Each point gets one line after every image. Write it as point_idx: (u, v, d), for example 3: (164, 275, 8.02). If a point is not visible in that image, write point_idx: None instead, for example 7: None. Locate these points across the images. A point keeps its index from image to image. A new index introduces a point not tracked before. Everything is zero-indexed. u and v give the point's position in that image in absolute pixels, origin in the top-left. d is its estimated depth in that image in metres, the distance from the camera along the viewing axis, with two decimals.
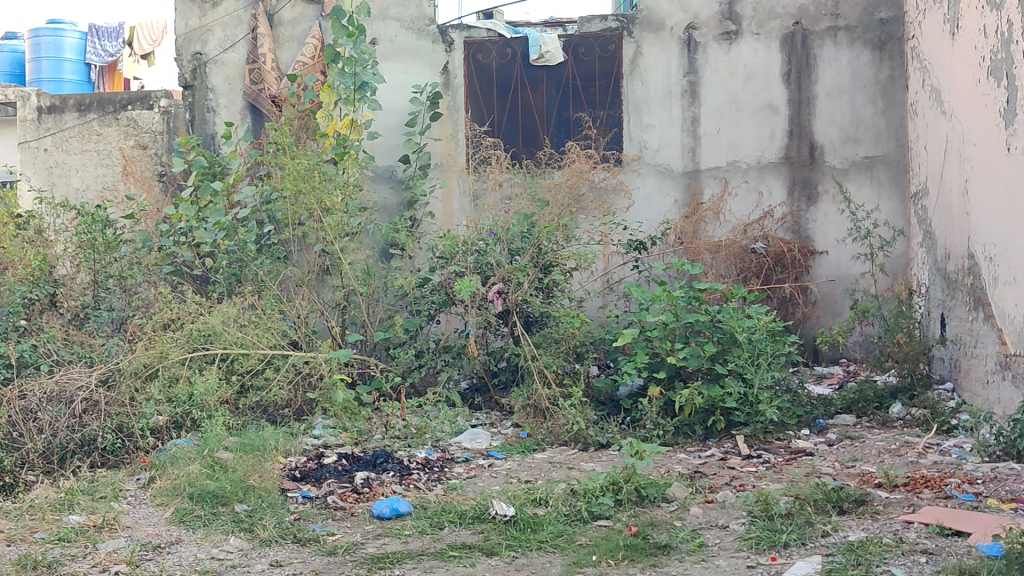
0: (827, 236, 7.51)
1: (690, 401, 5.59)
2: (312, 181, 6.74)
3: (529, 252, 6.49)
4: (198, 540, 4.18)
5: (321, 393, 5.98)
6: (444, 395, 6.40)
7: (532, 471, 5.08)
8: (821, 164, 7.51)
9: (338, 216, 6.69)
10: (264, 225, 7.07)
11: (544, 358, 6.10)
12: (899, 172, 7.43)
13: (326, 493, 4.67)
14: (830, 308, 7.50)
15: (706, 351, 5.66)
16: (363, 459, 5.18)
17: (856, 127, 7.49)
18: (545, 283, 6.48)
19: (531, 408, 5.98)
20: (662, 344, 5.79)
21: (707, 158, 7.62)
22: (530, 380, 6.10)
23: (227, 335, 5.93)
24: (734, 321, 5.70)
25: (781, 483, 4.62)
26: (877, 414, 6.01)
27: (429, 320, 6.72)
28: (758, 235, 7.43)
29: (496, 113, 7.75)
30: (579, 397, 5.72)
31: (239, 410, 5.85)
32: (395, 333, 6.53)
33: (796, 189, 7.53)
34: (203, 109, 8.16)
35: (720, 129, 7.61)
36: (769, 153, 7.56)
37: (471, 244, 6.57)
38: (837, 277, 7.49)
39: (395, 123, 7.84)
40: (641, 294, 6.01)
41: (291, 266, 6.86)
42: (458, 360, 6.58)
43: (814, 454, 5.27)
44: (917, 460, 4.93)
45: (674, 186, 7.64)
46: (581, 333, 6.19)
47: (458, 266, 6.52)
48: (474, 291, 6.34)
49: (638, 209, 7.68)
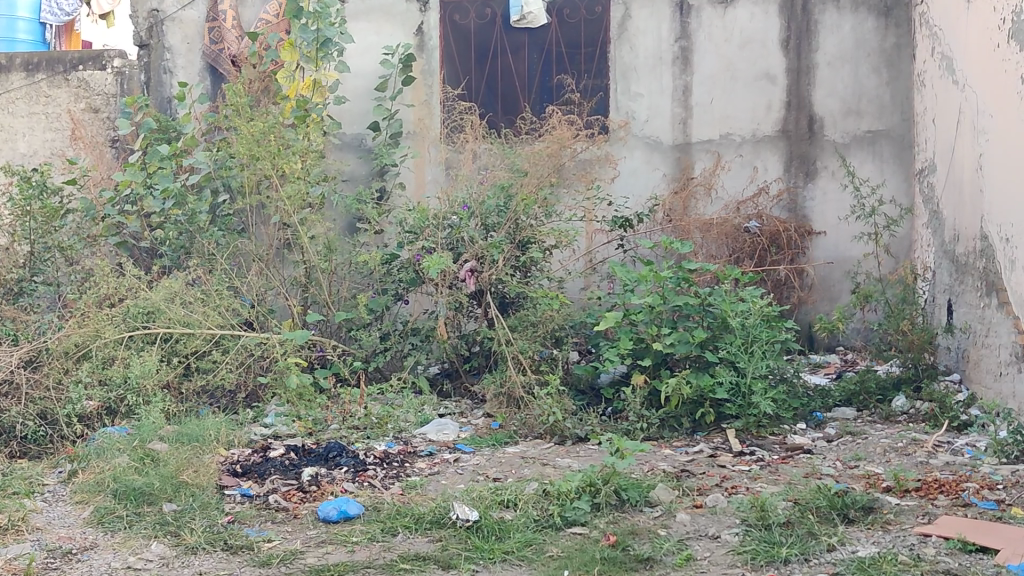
0: (826, 216, 7.02)
1: (678, 391, 5.09)
2: (269, 146, 6.19)
3: (506, 226, 5.97)
4: (115, 545, 3.67)
5: (274, 377, 5.49)
6: (410, 381, 5.88)
7: (502, 468, 4.58)
8: (820, 138, 7.02)
9: (298, 186, 6.16)
10: (219, 194, 6.53)
11: (520, 342, 5.59)
12: (904, 148, 6.94)
13: (268, 491, 4.17)
14: (828, 293, 7.00)
15: (695, 337, 5.16)
16: (315, 451, 4.67)
17: (858, 99, 6.99)
18: (522, 262, 5.98)
19: (504, 397, 5.46)
20: (648, 328, 5.31)
21: (699, 130, 7.11)
22: (503, 366, 5.60)
23: (170, 313, 5.40)
24: (727, 304, 5.21)
25: (779, 486, 4.13)
26: (879, 408, 5.55)
27: (396, 300, 6.20)
28: (751, 214, 6.95)
29: (474, 79, 7.23)
30: (557, 385, 5.21)
31: (183, 395, 5.36)
32: (358, 314, 6.02)
33: (794, 164, 7.04)
34: (159, 70, 7.62)
35: (713, 100, 7.10)
36: (766, 125, 7.06)
37: (442, 218, 6.05)
38: (836, 260, 7.01)
39: (366, 88, 7.29)
40: (625, 274, 5.51)
41: (248, 240, 6.32)
42: (426, 344, 6.06)
43: (813, 452, 4.78)
44: (927, 460, 4.46)
45: (663, 159, 7.14)
46: (560, 315, 5.70)
47: (428, 242, 6.00)
48: (445, 268, 5.83)
49: (625, 184, 7.16)
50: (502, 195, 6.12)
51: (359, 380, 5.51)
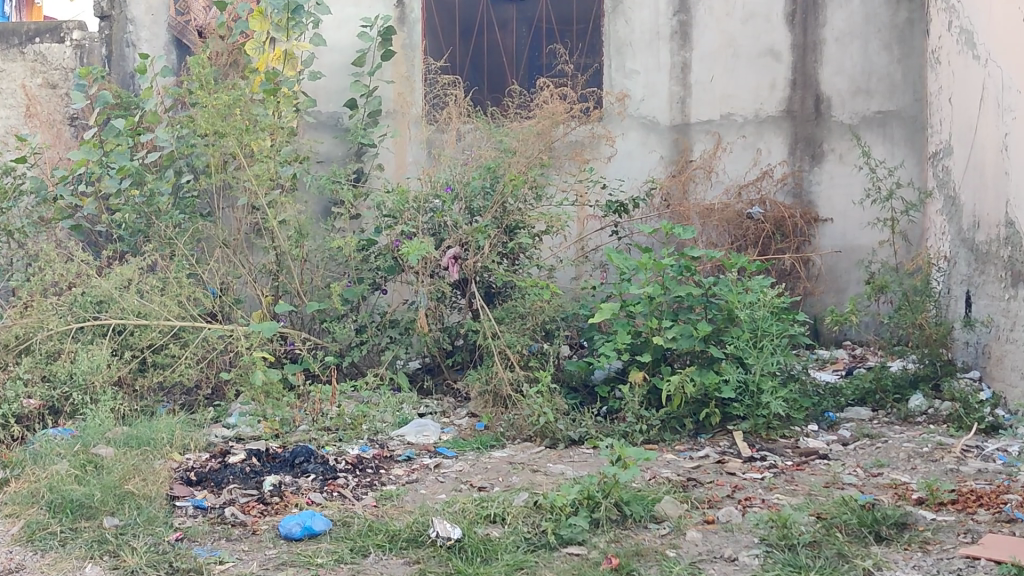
0: (832, 201, 6.59)
1: (680, 390, 4.64)
2: (234, 121, 5.69)
3: (492, 210, 5.51)
4: (44, 569, 3.21)
5: (239, 372, 5.04)
6: (388, 377, 5.41)
7: (488, 475, 4.13)
8: (827, 119, 6.59)
9: (266, 165, 5.66)
10: (182, 174, 6.04)
11: (507, 336, 5.13)
12: (917, 130, 6.52)
13: (225, 502, 3.72)
14: (834, 284, 6.58)
15: (699, 331, 4.73)
16: (280, 457, 4.22)
17: (868, 77, 6.56)
18: (510, 248, 5.54)
19: (490, 395, 5.01)
20: (647, 321, 4.87)
21: (698, 109, 6.67)
22: (489, 362, 5.14)
23: (123, 302, 4.94)
24: (735, 295, 4.77)
25: (798, 497, 3.69)
26: (896, 408, 5.13)
27: (373, 289, 5.73)
28: (754, 199, 6.52)
29: (459, 55, 6.77)
30: (547, 383, 4.76)
31: (138, 393, 4.92)
32: (332, 304, 5.56)
33: (799, 146, 6.61)
34: (122, 43, 7.02)
35: (713, 78, 6.66)
36: (769, 105, 6.63)
37: (424, 201, 5.59)
38: (844, 248, 6.58)
39: (343, 63, 6.80)
40: (622, 261, 5.06)
41: (213, 224, 5.83)
42: (406, 337, 5.58)
43: (829, 457, 4.35)
44: (958, 468, 4.03)
45: (660, 140, 6.69)
46: (551, 306, 5.25)
47: (407, 226, 5.52)
48: (426, 255, 5.36)
49: (619, 166, 6.71)
50: (489, 176, 5.65)
51: (331, 377, 5.05)
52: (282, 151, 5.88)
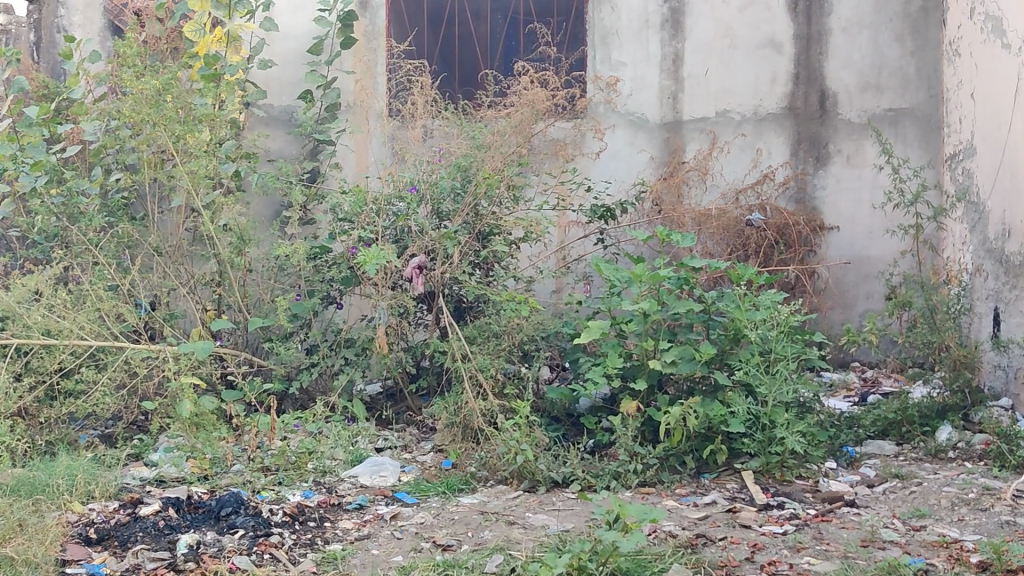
0: (839, 208, 5.98)
1: (681, 424, 3.97)
2: (166, 108, 4.96)
3: (462, 213, 4.84)
4: None
5: (164, 401, 4.35)
6: (341, 406, 4.71)
7: (455, 529, 3.44)
8: (833, 116, 5.97)
9: (203, 162, 4.95)
10: (110, 171, 5.32)
11: (479, 359, 4.44)
12: (931, 129, 5.93)
13: (127, 569, 3.01)
14: (840, 298, 5.96)
15: (702, 354, 4.07)
16: (205, 507, 3.51)
17: (878, 71, 5.95)
18: (483, 258, 4.87)
19: (458, 428, 4.31)
20: (641, 342, 4.19)
21: (691, 105, 6.03)
22: (457, 388, 4.45)
23: (28, 318, 4.24)
24: (744, 311, 4.10)
25: (832, 561, 3.03)
26: (924, 441, 4.49)
27: (326, 304, 5.03)
28: (754, 204, 5.87)
29: (426, 43, 6.11)
30: (525, 415, 4.07)
31: (45, 425, 4.26)
32: (277, 321, 4.85)
33: (802, 146, 5.99)
34: (53, 29, 6.17)
35: (708, 71, 6.02)
36: (770, 101, 5.99)
37: (384, 203, 4.90)
38: (852, 259, 5.96)
39: (298, 52, 6.09)
40: (612, 272, 4.38)
41: (144, 230, 5.11)
42: (363, 358, 4.84)
43: (858, 506, 3.70)
44: (1015, 521, 3.40)
45: (649, 139, 6.04)
46: (530, 323, 4.58)
47: (366, 232, 4.82)
48: (386, 264, 4.65)
49: (604, 167, 6.05)
50: (459, 176, 5.01)
51: (273, 406, 4.35)
52: (222, 148, 5.23)
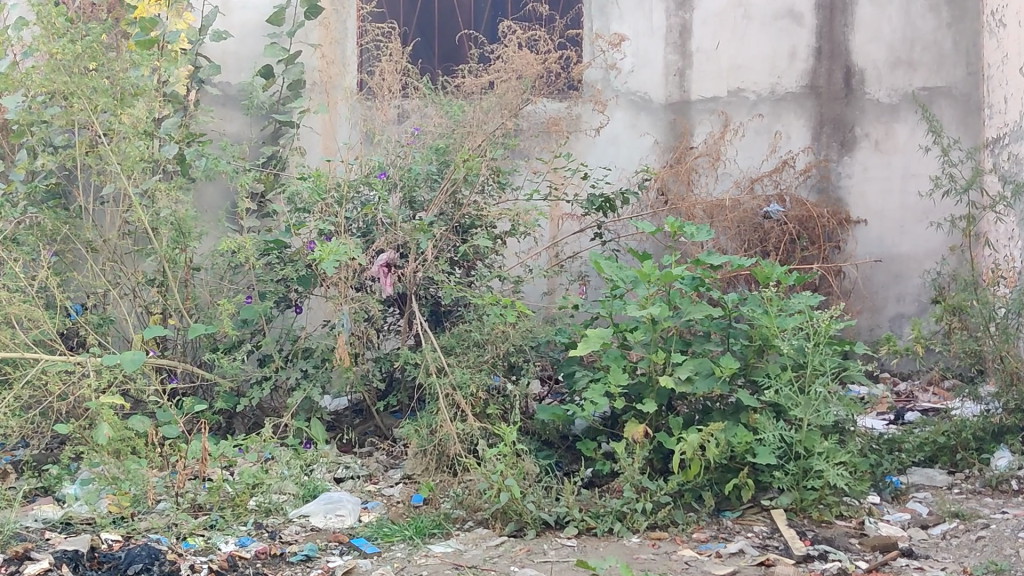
0: (866, 199, 5.32)
1: (699, 454, 3.31)
2: (95, 80, 4.25)
3: (439, 202, 4.16)
4: None
5: (83, 423, 3.65)
6: (297, 428, 4.03)
7: None
8: (859, 97, 5.31)
9: (139, 143, 4.26)
10: (35, 154, 4.62)
11: (457, 373, 3.76)
12: (969, 110, 5.27)
13: None
14: (868, 301, 5.31)
15: (723, 369, 3.40)
16: (110, 563, 2.83)
17: (910, 46, 5.27)
18: (463, 254, 4.19)
19: (433, 456, 3.64)
20: (649, 354, 3.52)
21: (700, 84, 5.36)
22: (431, 408, 3.77)
23: None
24: (773, 318, 3.43)
25: None
26: (982, 470, 3.82)
27: (282, 308, 4.34)
28: (771, 195, 5.19)
29: (402, 14, 5.44)
30: (511, 442, 3.39)
31: None
32: (223, 328, 4.16)
33: (824, 130, 5.32)
34: None
35: (719, 45, 5.35)
36: (789, 79, 5.33)
37: (349, 190, 4.21)
38: (881, 256, 5.31)
39: (257, 23, 5.40)
40: (614, 270, 3.67)
41: (72, 223, 4.42)
42: (322, 371, 4.15)
43: (917, 557, 3.04)
44: None
45: (653, 121, 5.38)
46: (517, 331, 3.90)
47: (327, 223, 4.13)
48: (348, 261, 3.95)
49: (602, 151, 5.37)
50: (435, 160, 4.34)
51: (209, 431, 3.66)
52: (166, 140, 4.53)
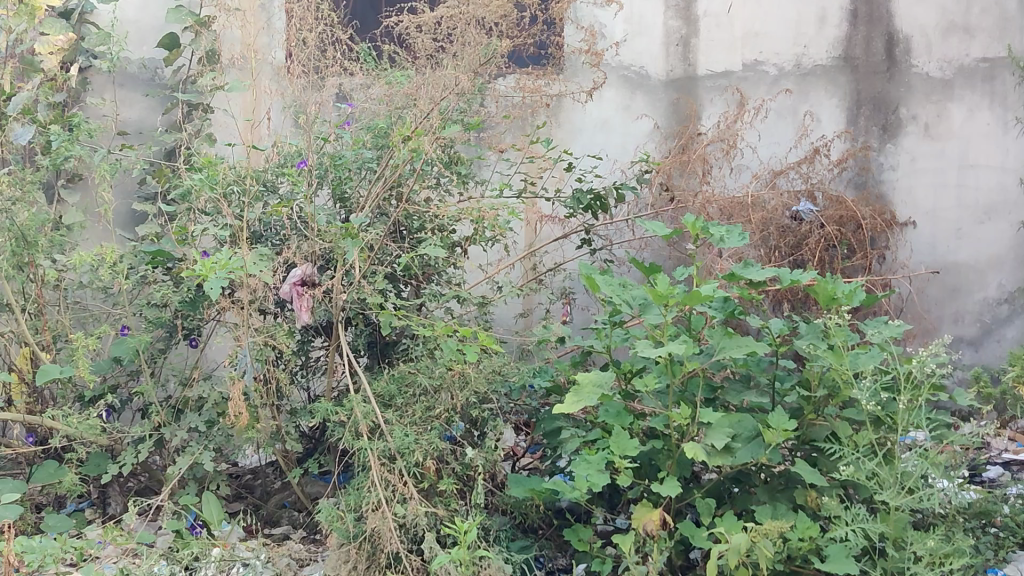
0: (915, 195, 4.33)
1: (746, 559, 2.26)
2: None
3: (372, 197, 3.08)
4: None
5: None
6: (181, 508, 2.95)
7: None
8: (905, 70, 4.30)
9: None
10: None
11: (396, 435, 2.68)
12: None
13: None
14: (923, 322, 4.32)
15: (776, 432, 2.35)
16: None
17: (967, 6, 4.25)
18: (409, 266, 3.14)
19: (362, 553, 2.57)
20: (666, 410, 2.46)
21: (709, 55, 4.35)
22: (361, 482, 2.70)
23: None
24: (843, 357, 2.36)
25: None
26: None
27: (169, 340, 3.27)
28: (801, 190, 4.18)
29: None
30: (470, 543, 2.33)
31: None
32: (82, 370, 3.06)
33: (863, 111, 4.31)
34: None
35: (732, 7, 4.33)
36: (818, 49, 4.31)
37: (254, 182, 3.14)
38: (934, 266, 4.34)
39: None
40: (614, 289, 2.61)
41: None
42: (219, 428, 3.08)
43: None
44: None
45: (651, 102, 4.37)
46: (480, 372, 2.82)
47: (221, 227, 3.05)
48: (245, 280, 2.85)
49: (590, 139, 4.36)
50: (371, 142, 3.29)
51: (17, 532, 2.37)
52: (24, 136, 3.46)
